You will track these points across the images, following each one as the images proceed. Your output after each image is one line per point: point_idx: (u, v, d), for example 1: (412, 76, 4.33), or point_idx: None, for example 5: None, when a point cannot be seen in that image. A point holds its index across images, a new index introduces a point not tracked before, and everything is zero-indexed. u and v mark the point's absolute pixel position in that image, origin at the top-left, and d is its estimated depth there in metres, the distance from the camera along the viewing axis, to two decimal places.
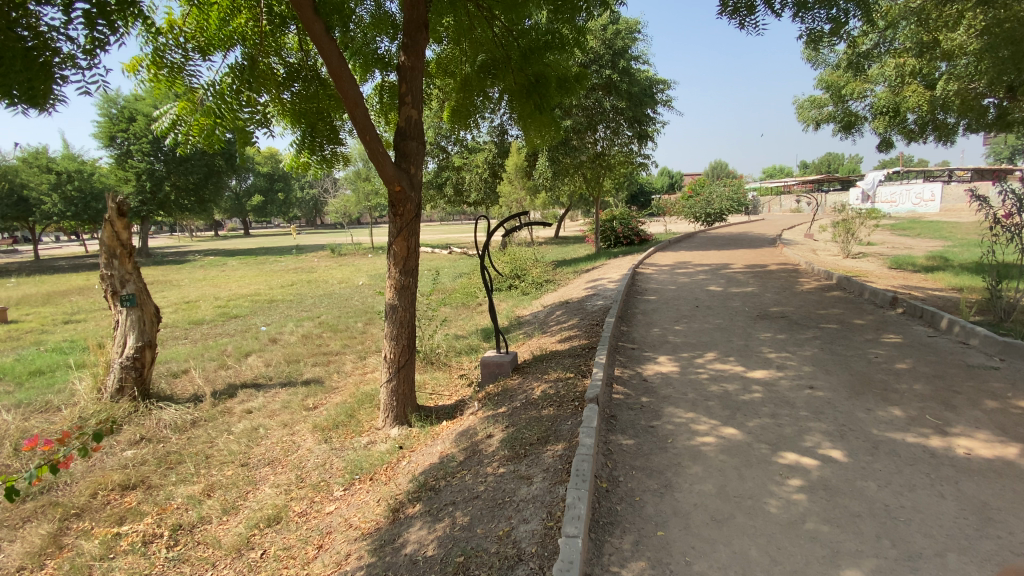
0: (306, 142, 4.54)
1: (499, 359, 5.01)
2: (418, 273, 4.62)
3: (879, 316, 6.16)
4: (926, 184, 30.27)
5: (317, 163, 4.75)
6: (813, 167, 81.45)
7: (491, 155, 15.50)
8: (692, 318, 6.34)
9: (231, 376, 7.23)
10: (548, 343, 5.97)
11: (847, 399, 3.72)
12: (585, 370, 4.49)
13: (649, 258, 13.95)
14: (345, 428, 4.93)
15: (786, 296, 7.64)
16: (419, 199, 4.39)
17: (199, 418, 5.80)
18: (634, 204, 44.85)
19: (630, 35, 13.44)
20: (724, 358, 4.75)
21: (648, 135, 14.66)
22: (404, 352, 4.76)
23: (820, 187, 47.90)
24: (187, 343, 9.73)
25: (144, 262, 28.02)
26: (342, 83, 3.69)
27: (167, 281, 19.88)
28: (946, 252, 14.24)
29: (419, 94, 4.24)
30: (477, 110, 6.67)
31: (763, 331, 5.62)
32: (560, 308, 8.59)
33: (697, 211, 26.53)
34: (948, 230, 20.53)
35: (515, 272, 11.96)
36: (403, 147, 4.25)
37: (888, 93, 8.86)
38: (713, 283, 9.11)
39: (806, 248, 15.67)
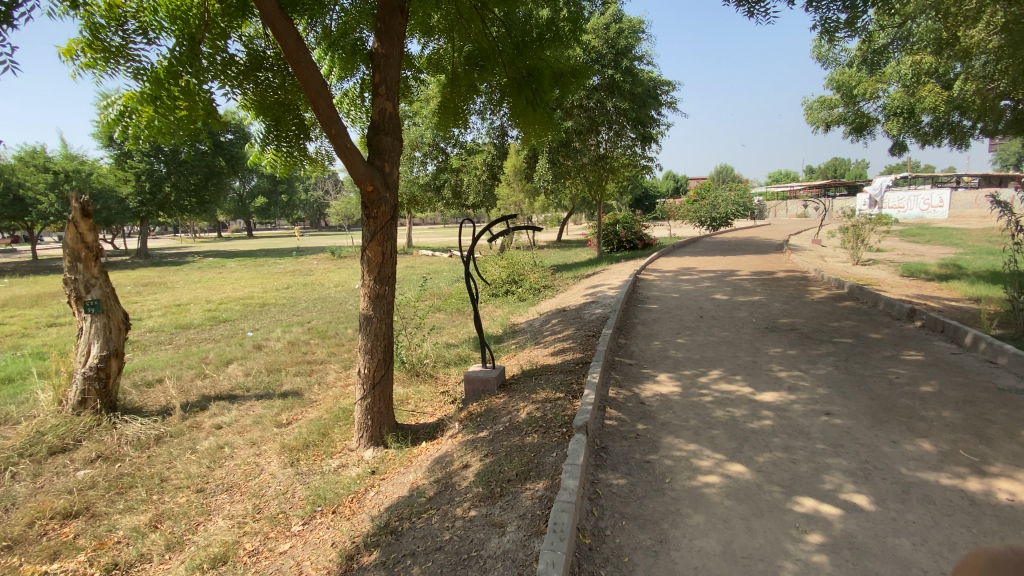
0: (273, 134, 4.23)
1: (485, 375, 4.60)
2: (394, 282, 4.22)
3: (896, 330, 5.72)
4: (934, 189, 29.77)
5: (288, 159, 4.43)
6: (820, 173, 80.84)
7: (490, 156, 14.99)
8: (695, 330, 5.91)
9: (207, 386, 6.86)
10: (539, 356, 5.56)
11: (868, 429, 3.29)
12: (576, 391, 4.07)
13: (652, 264, 13.53)
14: (315, 449, 4.54)
15: (795, 306, 7.19)
16: (394, 201, 3.99)
17: (164, 434, 5.43)
18: (638, 208, 44.49)
19: (633, 34, 13.04)
20: (729, 378, 4.32)
21: (651, 137, 14.27)
22: (379, 366, 4.37)
23: (826, 192, 47.46)
24: (170, 349, 9.37)
25: (143, 263, 27.75)
26: (302, 69, 3.30)
27: (161, 283, 19.57)
28: (959, 260, 13.75)
29: (393, 84, 3.85)
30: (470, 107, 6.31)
31: (771, 346, 5.20)
32: (557, 316, 8.18)
33: (702, 215, 26.13)
34: (958, 237, 20.04)
35: (512, 277, 11.57)
36: (376, 143, 3.85)
37: (902, 93, 8.43)
38: (718, 291, 8.68)
39: (813, 254, 15.23)
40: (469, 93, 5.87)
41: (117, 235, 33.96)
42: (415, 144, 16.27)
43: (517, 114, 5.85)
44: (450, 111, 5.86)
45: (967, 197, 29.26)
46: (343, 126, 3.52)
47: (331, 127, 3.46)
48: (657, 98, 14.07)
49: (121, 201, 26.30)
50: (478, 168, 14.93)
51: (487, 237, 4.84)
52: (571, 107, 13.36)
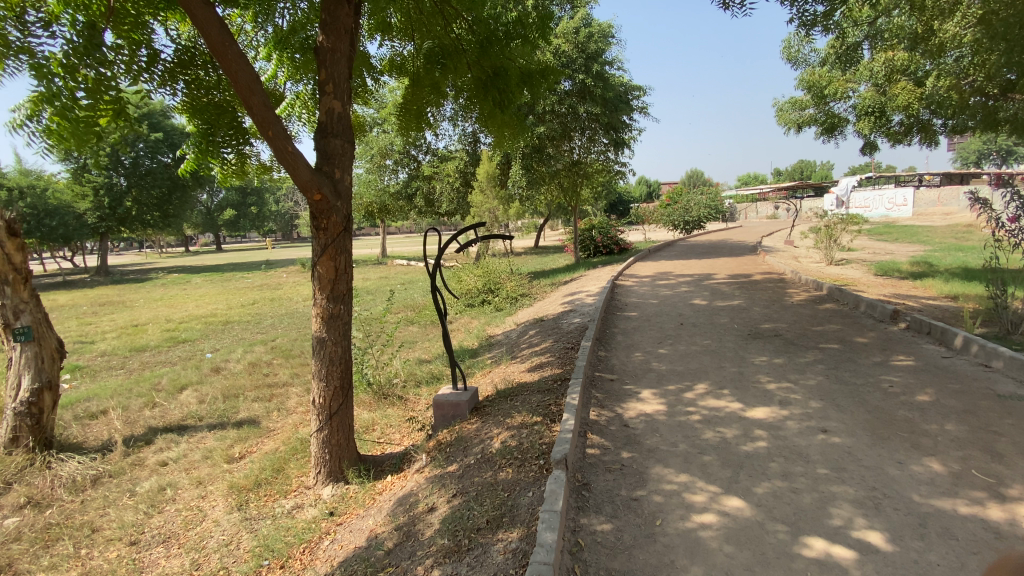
0: (201, 139, 3.70)
1: (455, 399, 4.21)
2: (349, 299, 3.83)
3: (882, 332, 5.54)
4: (898, 189, 30.59)
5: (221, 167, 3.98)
6: (787, 174, 82.58)
7: (462, 164, 14.12)
8: (678, 340, 5.64)
9: (156, 417, 6.27)
10: (515, 373, 5.19)
11: (871, 448, 3.02)
12: (554, 414, 3.72)
13: (630, 269, 13.34)
14: (268, 488, 4.10)
15: (776, 310, 7.00)
16: (346, 210, 3.60)
17: (103, 474, 4.84)
18: (613, 213, 44.70)
19: (603, 38, 12.89)
20: (717, 392, 4.03)
21: (624, 141, 14.14)
22: (336, 394, 3.98)
23: (794, 193, 48.54)
24: (121, 375, 8.71)
25: (102, 281, 26.46)
26: (230, 64, 2.92)
27: (120, 302, 18.61)
28: (928, 258, 13.94)
29: (342, 82, 3.49)
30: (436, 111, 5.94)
31: (757, 355, 4.95)
32: (533, 326, 7.83)
33: (676, 219, 26.27)
34: (924, 235, 20.50)
35: (487, 286, 11.18)
36: (324, 147, 3.48)
37: (873, 92, 8.41)
38: (697, 296, 8.47)
39: (787, 255, 15.29)
40: (434, 95, 5.47)
41: (77, 252, 32.45)
42: (385, 152, 15.81)
43: (484, 117, 5.55)
44: (415, 117, 5.48)
45: (929, 195, 30.13)
46: (283, 128, 3.15)
47: (269, 129, 3.09)
48: (628, 102, 13.97)
49: (79, 217, 25.05)
50: (450, 175, 14.49)
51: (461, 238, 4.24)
52: (543, 112, 13.15)
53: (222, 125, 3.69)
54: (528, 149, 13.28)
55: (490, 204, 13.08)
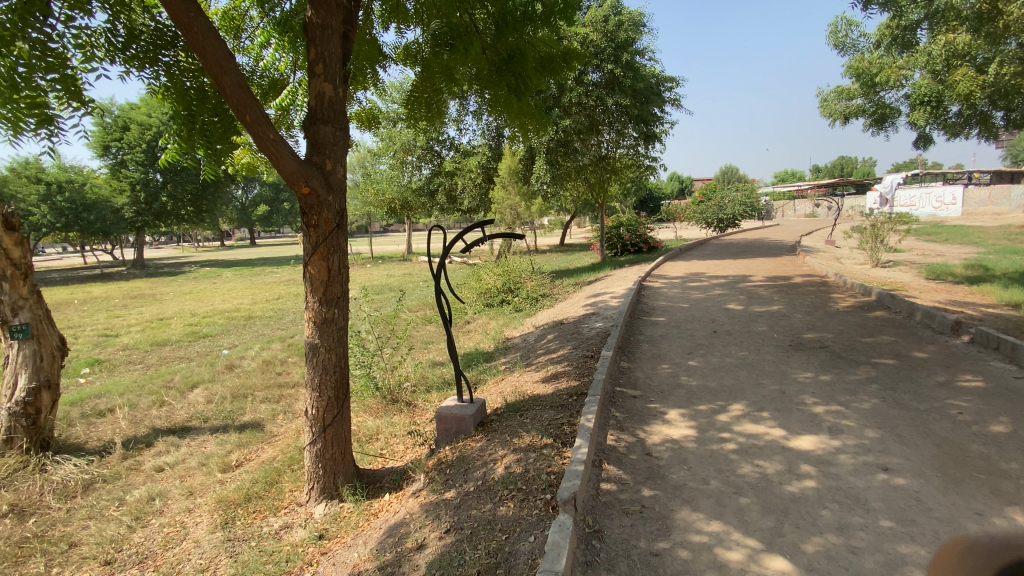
0: (183, 126, 3.41)
1: (459, 412, 3.83)
2: (343, 303, 3.48)
3: (943, 346, 4.92)
4: (946, 186, 28.89)
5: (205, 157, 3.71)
6: (826, 171, 79.45)
7: (485, 159, 13.67)
8: (710, 350, 5.13)
9: (161, 417, 6.10)
10: (529, 383, 4.78)
11: (944, 494, 2.51)
12: (567, 437, 3.29)
13: (659, 269, 12.73)
14: (258, 504, 3.83)
15: (819, 318, 6.40)
16: (338, 204, 3.25)
17: (97, 480, 4.68)
18: (642, 211, 43.69)
19: (633, 27, 12.31)
20: (755, 415, 3.53)
21: (655, 135, 13.56)
22: (330, 406, 3.65)
23: (832, 191, 46.67)
24: (138, 370, 8.66)
25: (138, 274, 27.07)
26: (200, 40, 2.61)
27: (150, 295, 18.89)
28: (984, 260, 12.90)
29: (334, 63, 3.15)
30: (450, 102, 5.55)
31: (799, 370, 4.42)
32: (553, 330, 7.40)
33: (708, 216, 25.34)
34: (976, 235, 19.18)
35: (507, 286, 10.77)
36: (313, 134, 3.14)
37: (929, 80, 7.61)
38: (731, 300, 7.89)
39: (828, 256, 14.42)
40: (448, 84, 4.98)
41: (117, 246, 33.38)
42: (408, 148, 15.39)
43: (501, 106, 5.12)
44: (431, 109, 5.06)
45: (980, 193, 28.39)
46: (264, 112, 2.82)
47: (246, 113, 2.77)
48: (659, 94, 13.36)
49: (115, 211, 25.66)
50: (472, 171, 14.05)
51: (469, 235, 3.82)
52: (569, 105, 12.66)
53: (203, 110, 3.39)
54: (553, 143, 12.81)
55: (512, 200, 12.60)
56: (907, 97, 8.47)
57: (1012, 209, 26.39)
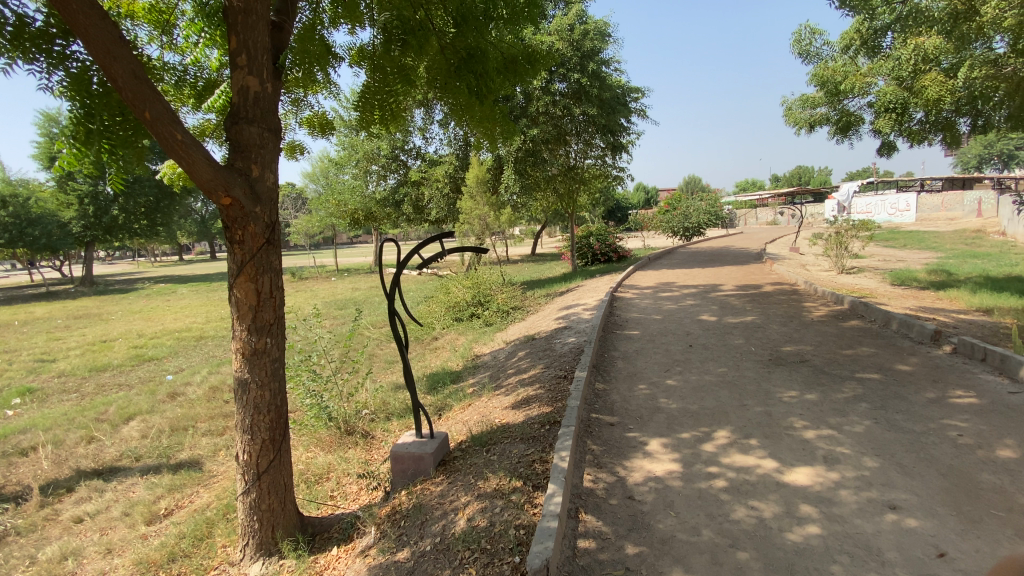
0: (79, 126, 2.94)
1: (416, 451, 3.40)
2: (276, 329, 3.04)
3: (926, 358, 4.75)
4: (900, 194, 30.06)
5: (112, 163, 3.23)
6: (785, 180, 82.05)
7: (451, 168, 13.28)
8: (688, 367, 4.82)
9: (86, 456, 5.41)
10: (496, 410, 4.36)
11: (963, 538, 2.22)
12: (538, 479, 2.90)
13: (631, 279, 12.54)
14: (182, 566, 3.29)
15: (795, 329, 6.21)
16: (267, 217, 2.81)
17: (9, 533, 3.97)
18: (611, 221, 44.05)
19: (600, 36, 12.23)
20: (744, 443, 3.21)
21: (622, 145, 13.56)
22: (264, 450, 3.17)
23: (793, 200, 48.16)
24: (71, 400, 7.85)
25: (86, 292, 25.46)
26: (82, 20, 2.15)
27: (97, 315, 17.66)
28: (943, 265, 13.22)
29: (260, 53, 2.71)
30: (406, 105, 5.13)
31: (783, 388, 4.14)
32: (524, 346, 7.01)
33: (676, 225, 25.56)
34: (932, 241, 19.84)
35: (477, 299, 10.33)
36: (236, 135, 2.69)
37: (895, 86, 7.54)
38: (704, 311, 7.67)
39: (794, 263, 14.54)
40: (403, 85, 4.58)
41: (64, 262, 31.48)
42: (371, 157, 14.73)
43: (462, 110, 4.78)
44: (385, 112, 4.59)
45: (932, 200, 29.50)
46: (168, 108, 2.36)
47: (144, 109, 2.30)
48: (626, 104, 13.31)
49: (62, 225, 24.13)
50: (439, 180, 13.59)
51: (424, 249, 3.36)
52: (536, 115, 12.38)
53: (98, 107, 2.91)
54: (521, 152, 12.52)
55: (480, 210, 12.21)
56: (870, 105, 8.51)
57: (963, 214, 27.48)
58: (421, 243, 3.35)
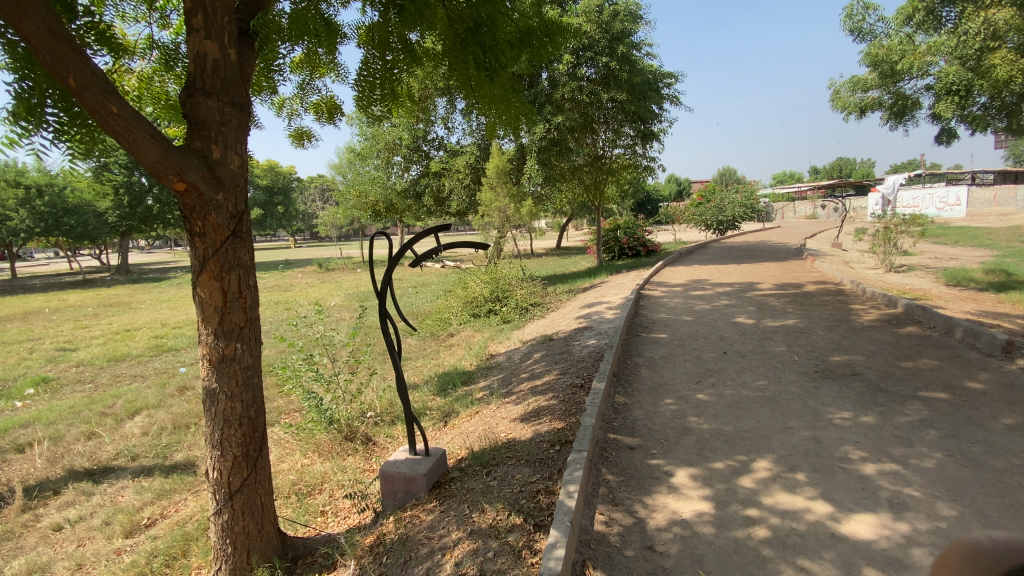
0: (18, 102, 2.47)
1: (407, 473, 3.00)
2: (247, 333, 2.67)
3: (1001, 374, 4.10)
4: (950, 187, 28.30)
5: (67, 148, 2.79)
6: (824, 172, 78.72)
7: (473, 158, 12.86)
8: (722, 379, 4.30)
9: (84, 454, 5.24)
10: (503, 423, 3.95)
11: None
12: (541, 517, 2.47)
13: (659, 275, 11.92)
14: None
15: (843, 335, 5.58)
16: (230, 204, 2.44)
17: None
18: (640, 213, 42.97)
19: (630, 18, 11.58)
20: (788, 479, 2.71)
21: (653, 134, 12.93)
22: (237, 467, 2.83)
23: (833, 193, 46.06)
24: (83, 391, 7.81)
25: (121, 280, 26.19)
26: None
27: (126, 303, 18.03)
28: (1003, 264, 12.16)
29: (216, 10, 2.34)
30: (412, 85, 4.68)
31: (833, 408, 3.59)
32: (541, 347, 6.56)
33: (707, 219, 24.59)
34: (987, 237, 18.47)
35: (495, 294, 9.92)
36: (190, 108, 2.34)
37: (959, 65, 6.71)
38: (740, 313, 7.06)
39: (836, 260, 13.62)
40: (408, 59, 4.12)
41: (102, 251, 32.49)
42: (393, 147, 14.36)
43: (471, 88, 4.32)
44: (387, 91, 4.21)
45: (985, 193, 27.65)
46: (98, 74, 2.06)
47: (67, 74, 2.01)
48: (656, 91, 12.63)
49: (99, 215, 24.74)
50: (460, 171, 13.16)
51: (418, 244, 2.92)
52: (562, 102, 11.76)
53: (42, 78, 2.47)
54: (545, 142, 11.94)
55: (500, 202, 11.70)
56: (929, 88, 7.67)
57: (1018, 209, 25.66)
58: (414, 237, 2.92)
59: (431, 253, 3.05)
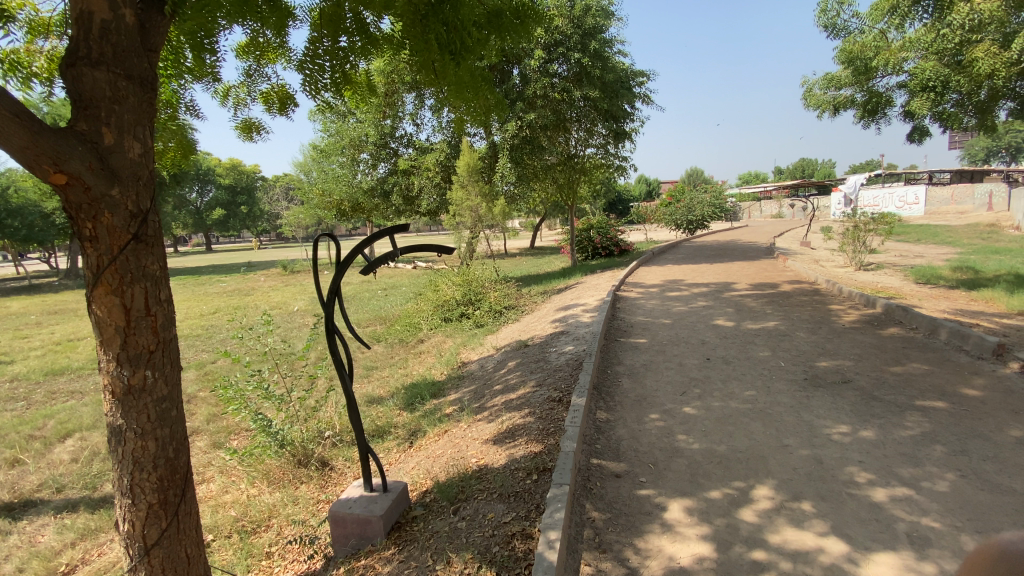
0: None
1: (361, 514, 2.60)
2: (160, 357, 2.21)
3: (994, 379, 3.93)
4: (908, 187, 29.20)
5: None
6: (788, 173, 80.71)
7: (443, 156, 12.41)
8: (709, 389, 4.00)
9: (0, 485, 4.60)
10: (473, 445, 3.56)
11: None
12: (517, 572, 2.10)
13: (634, 276, 11.71)
14: None
15: (826, 338, 5.38)
16: (131, 200, 1.99)
17: None
18: (612, 212, 43.04)
19: (602, 13, 11.35)
20: (793, 510, 2.41)
21: (625, 133, 12.74)
22: (154, 517, 2.36)
23: (797, 192, 47.22)
24: (12, 411, 7.04)
25: (70, 285, 24.62)
26: None
27: (73, 310, 16.84)
28: (966, 261, 12.38)
29: None
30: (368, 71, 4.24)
31: (830, 421, 3.33)
32: (514, 354, 6.18)
33: (679, 218, 24.68)
34: (946, 235, 18.98)
35: (467, 297, 9.49)
36: (75, 84, 1.91)
37: (936, 60, 6.62)
38: (719, 315, 6.82)
39: (806, 259, 13.68)
40: (363, 46, 3.66)
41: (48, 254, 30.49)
42: (359, 144, 13.74)
43: (434, 74, 3.87)
44: (341, 76, 3.76)
45: (942, 193, 28.57)
46: None
47: None
48: (629, 89, 12.45)
49: (45, 216, 23.16)
50: (429, 169, 12.69)
51: (370, 248, 2.51)
52: (534, 98, 11.43)
53: None
54: (517, 139, 11.53)
55: (472, 200, 11.22)
56: (902, 85, 7.63)
57: (972, 208, 26.61)
58: (366, 239, 2.51)
59: (385, 259, 2.62)
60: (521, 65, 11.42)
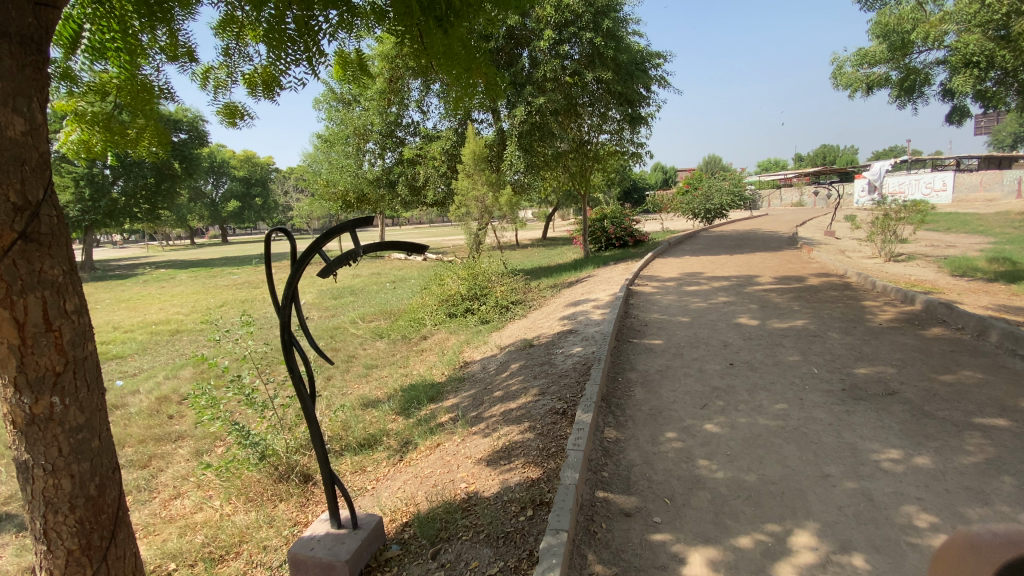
0: None
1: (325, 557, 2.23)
2: (69, 379, 1.85)
3: None
4: (936, 173, 28.02)
5: None
6: (808, 159, 78.50)
7: (449, 144, 11.95)
8: (733, 402, 3.53)
9: None
10: (464, 465, 3.16)
11: None
12: None
13: (648, 268, 11.19)
14: None
15: (862, 339, 4.87)
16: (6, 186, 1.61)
17: None
18: (627, 202, 42.12)
19: None
20: (843, 567, 1.96)
21: (640, 118, 12.14)
22: (76, 565, 1.99)
23: (817, 179, 45.83)
24: None
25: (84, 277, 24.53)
26: None
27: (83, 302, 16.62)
28: (1004, 251, 11.63)
29: None
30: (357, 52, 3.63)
31: (876, 444, 2.86)
32: (519, 355, 5.76)
33: (695, 207, 23.93)
34: (979, 223, 18.06)
35: (473, 292, 9.07)
36: None
37: (981, 34, 5.91)
38: (741, 312, 6.30)
39: (832, 249, 12.99)
40: (343, 19, 3.15)
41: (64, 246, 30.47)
42: (364, 132, 13.36)
43: (422, 47, 3.40)
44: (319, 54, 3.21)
45: (971, 179, 27.02)
46: None
47: None
48: (644, 70, 11.83)
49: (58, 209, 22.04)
50: (435, 157, 12.25)
51: (327, 245, 2.07)
52: (544, 81, 10.86)
53: None
54: (526, 125, 10.99)
55: (478, 190, 10.72)
56: (943, 61, 6.91)
57: (1003, 194, 25.40)
58: (323, 235, 2.08)
59: (347, 258, 2.16)
60: (530, 47, 10.88)
